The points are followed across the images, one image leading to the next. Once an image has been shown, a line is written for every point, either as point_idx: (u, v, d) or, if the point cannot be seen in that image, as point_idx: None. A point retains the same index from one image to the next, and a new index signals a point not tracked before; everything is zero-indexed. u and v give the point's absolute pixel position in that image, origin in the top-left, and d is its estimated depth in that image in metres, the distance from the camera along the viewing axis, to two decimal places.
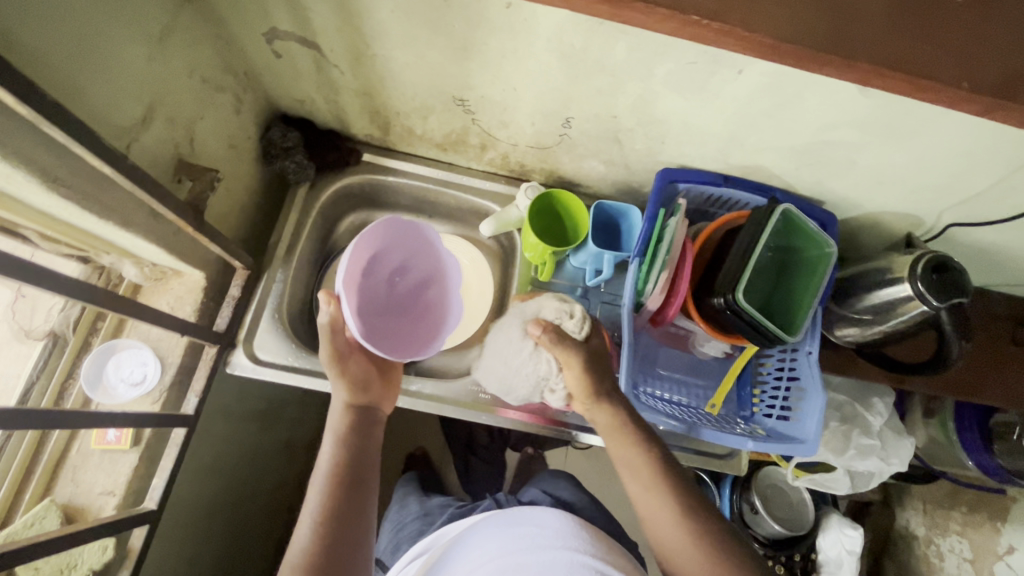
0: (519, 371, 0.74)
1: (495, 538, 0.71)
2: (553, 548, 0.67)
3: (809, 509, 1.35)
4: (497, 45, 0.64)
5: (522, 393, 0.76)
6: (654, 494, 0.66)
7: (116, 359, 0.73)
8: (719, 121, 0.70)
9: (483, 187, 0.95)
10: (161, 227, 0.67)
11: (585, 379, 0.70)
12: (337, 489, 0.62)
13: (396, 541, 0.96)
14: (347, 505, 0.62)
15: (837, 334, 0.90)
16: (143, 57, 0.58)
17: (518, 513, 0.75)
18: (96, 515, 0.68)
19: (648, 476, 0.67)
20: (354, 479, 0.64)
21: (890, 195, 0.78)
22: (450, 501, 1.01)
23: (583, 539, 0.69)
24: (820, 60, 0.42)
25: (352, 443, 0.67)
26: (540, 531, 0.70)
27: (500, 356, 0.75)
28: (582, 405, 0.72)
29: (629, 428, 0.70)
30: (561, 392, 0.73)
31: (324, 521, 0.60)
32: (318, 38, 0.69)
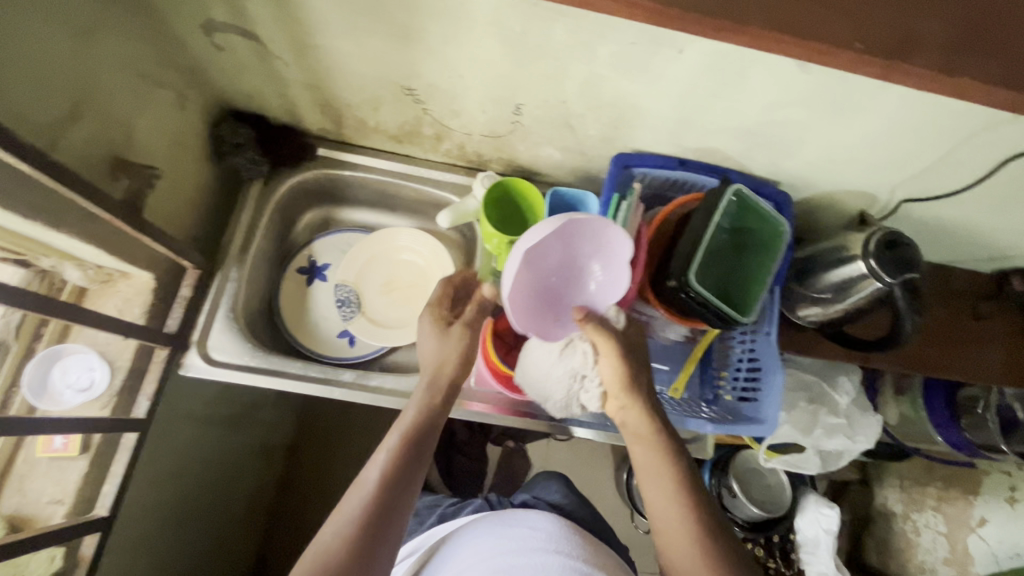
0: (552, 371, 0.73)
1: (489, 537, 0.71)
2: (544, 551, 0.68)
3: (786, 491, 1.36)
4: (437, 31, 0.63)
5: (556, 401, 0.74)
6: (670, 509, 0.63)
7: (62, 364, 0.71)
8: (668, 103, 0.69)
9: (442, 178, 0.94)
10: (99, 228, 0.65)
11: (621, 371, 0.67)
12: (387, 488, 0.59)
13: None
14: (389, 507, 0.59)
15: (801, 315, 0.90)
16: (67, 51, 0.55)
17: (509, 514, 0.75)
18: (44, 524, 0.66)
19: (669, 488, 0.64)
20: (405, 482, 0.61)
21: (843, 174, 0.78)
22: (438, 501, 1.00)
23: (572, 544, 0.70)
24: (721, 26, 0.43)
25: (415, 445, 0.64)
26: (534, 534, 0.71)
27: (534, 360, 0.75)
28: (616, 403, 0.70)
29: (660, 435, 0.67)
30: (595, 390, 0.71)
31: (363, 518, 0.57)
32: (257, 30, 0.67)
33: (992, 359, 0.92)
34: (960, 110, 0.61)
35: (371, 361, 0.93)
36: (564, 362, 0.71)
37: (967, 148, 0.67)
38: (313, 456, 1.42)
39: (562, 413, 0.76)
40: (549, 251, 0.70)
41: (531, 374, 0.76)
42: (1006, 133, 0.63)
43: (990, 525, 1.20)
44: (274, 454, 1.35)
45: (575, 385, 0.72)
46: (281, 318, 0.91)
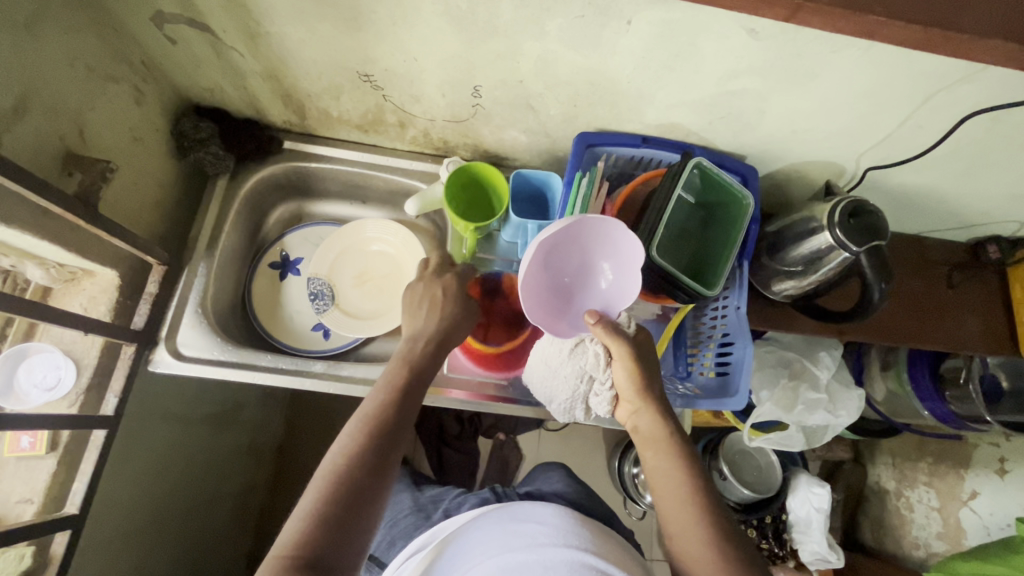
0: (561, 369, 0.74)
1: (495, 535, 0.67)
2: (553, 545, 0.62)
3: (776, 471, 1.36)
4: (384, 12, 0.62)
5: (562, 401, 0.76)
6: (685, 514, 0.61)
7: (27, 364, 0.71)
8: (624, 78, 0.69)
9: (411, 168, 0.94)
10: (56, 224, 0.65)
11: (637, 375, 0.68)
12: (383, 429, 0.59)
13: (390, 537, 0.93)
14: (385, 446, 0.58)
15: (775, 290, 0.89)
16: (8, 43, 0.55)
17: (517, 512, 0.70)
18: (14, 522, 0.66)
19: (684, 493, 0.62)
20: (400, 425, 0.61)
21: (807, 144, 0.78)
22: (445, 496, 1.00)
23: (583, 538, 0.65)
24: None
25: (408, 393, 0.64)
26: (543, 530, 0.65)
27: (544, 360, 0.76)
28: (628, 407, 0.70)
29: (673, 438, 0.66)
30: (605, 395, 0.72)
31: (361, 452, 0.56)
32: (207, 20, 0.67)
33: (969, 328, 0.91)
34: (913, 71, 0.61)
35: (346, 353, 0.93)
36: (573, 361, 0.72)
37: (925, 110, 0.66)
38: (304, 455, 1.42)
39: (566, 415, 0.78)
40: (566, 248, 0.72)
41: (540, 374, 0.78)
42: (961, 93, 0.63)
43: (981, 497, 1.21)
44: (263, 454, 1.35)
45: (585, 387, 0.73)
46: (254, 313, 0.91)
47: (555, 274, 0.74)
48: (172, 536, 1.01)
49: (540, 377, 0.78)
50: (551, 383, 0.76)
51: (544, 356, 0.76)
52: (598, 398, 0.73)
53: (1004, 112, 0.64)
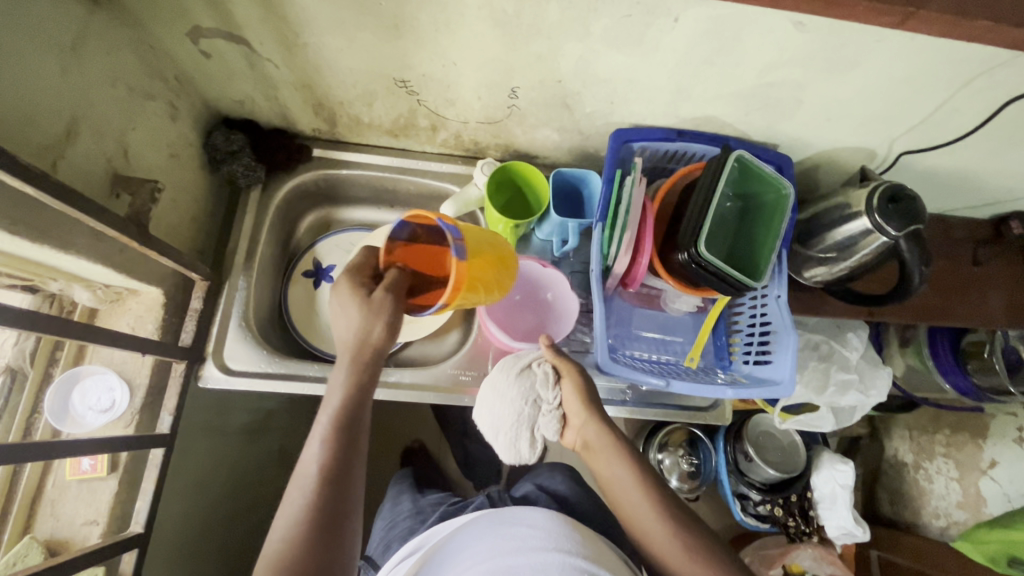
0: (507, 395, 0.75)
1: (487, 540, 0.68)
2: (545, 549, 0.64)
3: (801, 450, 1.39)
4: (428, 18, 0.62)
5: (507, 429, 0.75)
6: (647, 518, 0.63)
7: (80, 387, 0.71)
8: (664, 74, 0.69)
9: (441, 170, 0.94)
10: (107, 247, 0.64)
11: (584, 392, 0.72)
12: (320, 482, 0.53)
13: (386, 540, 0.97)
14: (326, 504, 0.52)
15: (807, 276, 0.91)
16: (56, 68, 0.55)
17: (509, 514, 0.72)
18: (82, 545, 0.67)
19: (640, 497, 0.64)
20: (338, 474, 0.54)
21: (842, 131, 0.78)
22: (444, 499, 1.01)
23: (573, 541, 0.67)
24: None
25: (344, 430, 0.56)
26: (533, 533, 0.67)
27: (489, 394, 0.78)
28: (575, 424, 0.72)
29: (622, 444, 0.68)
30: (551, 416, 0.74)
31: (303, 521, 0.51)
32: (245, 33, 0.66)
33: (996, 303, 0.93)
34: (958, 56, 0.61)
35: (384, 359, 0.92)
36: (519, 385, 0.75)
37: (963, 95, 0.67)
38: None
39: (512, 448, 0.76)
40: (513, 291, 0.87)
41: (488, 411, 0.78)
42: (1001, 77, 0.64)
43: (1000, 466, 1.24)
44: None
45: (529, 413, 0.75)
46: (293, 322, 0.91)
47: (508, 310, 0.86)
48: (217, 548, 1.01)
49: (487, 414, 0.78)
50: (496, 415, 0.77)
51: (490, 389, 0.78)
52: (543, 424, 0.74)
53: None
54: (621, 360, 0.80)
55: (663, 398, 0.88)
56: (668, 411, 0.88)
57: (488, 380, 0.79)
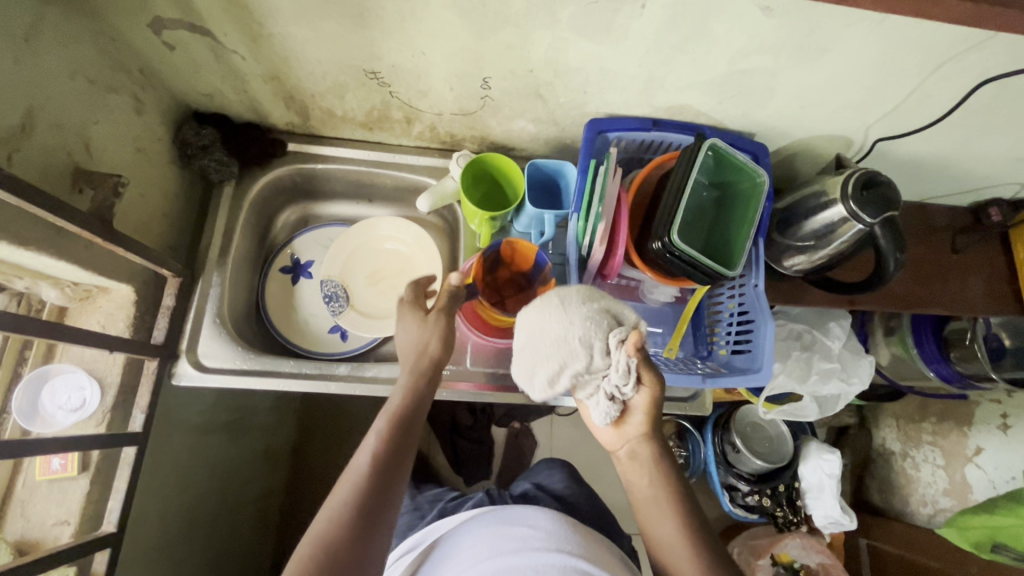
0: (569, 346, 0.59)
1: (489, 538, 0.68)
2: (546, 550, 0.63)
3: (787, 441, 1.39)
4: (392, 7, 0.61)
5: (543, 366, 0.61)
6: (670, 533, 0.64)
7: (50, 386, 0.70)
8: (635, 62, 0.69)
9: (417, 162, 0.93)
10: (71, 243, 0.63)
11: (652, 408, 0.64)
12: (373, 480, 0.57)
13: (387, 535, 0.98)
14: (379, 487, 0.57)
15: (786, 265, 0.90)
16: (9, 60, 0.53)
17: (510, 514, 0.71)
18: (53, 545, 0.66)
19: (665, 515, 0.64)
20: (393, 464, 0.59)
21: (817, 118, 0.78)
22: (442, 495, 1.01)
23: (575, 543, 0.66)
24: None
25: (401, 427, 0.62)
26: (533, 533, 0.66)
27: (557, 345, 0.59)
28: (628, 429, 0.66)
29: (665, 468, 0.67)
30: (603, 396, 0.62)
31: (357, 498, 0.56)
32: (208, 24, 0.65)
33: (976, 290, 0.93)
34: (927, 39, 0.61)
35: (363, 354, 0.92)
36: (586, 349, 0.58)
37: (934, 80, 0.67)
38: (318, 456, 1.41)
39: (529, 373, 0.63)
40: None
41: (528, 344, 0.62)
42: (971, 60, 0.63)
43: (986, 453, 1.24)
44: (279, 458, 1.35)
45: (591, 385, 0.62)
46: (269, 318, 0.90)
47: None
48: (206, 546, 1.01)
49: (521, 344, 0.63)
50: (544, 358, 0.61)
51: (538, 333, 0.61)
52: (596, 398, 0.63)
53: (1011, 78, 0.66)
54: None
55: None
56: None
57: (548, 313, 0.60)
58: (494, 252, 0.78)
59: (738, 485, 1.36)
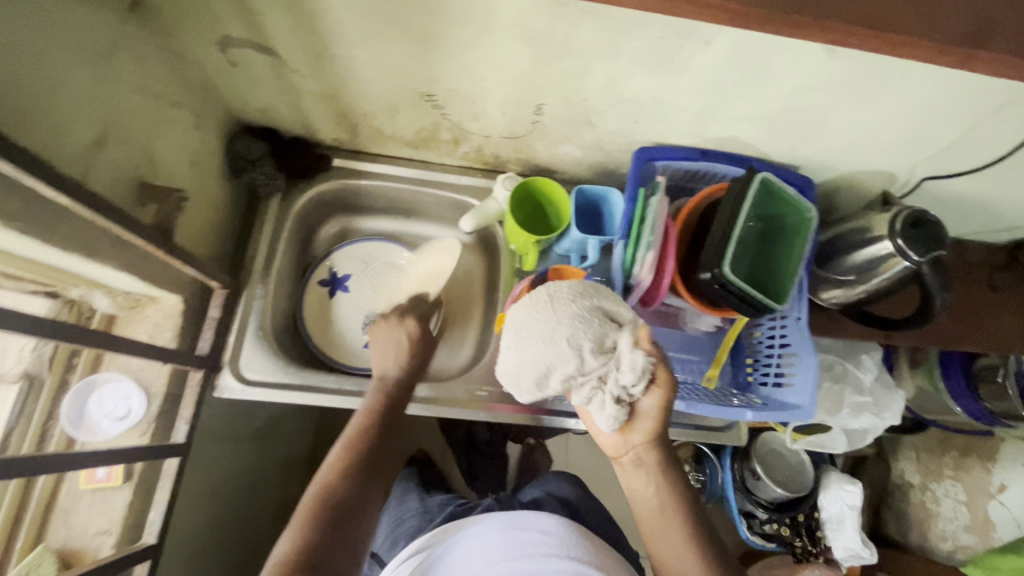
0: (558, 342, 0.60)
1: (495, 539, 0.68)
2: (554, 557, 0.65)
3: (809, 470, 1.37)
4: (459, 35, 0.62)
5: (537, 370, 0.63)
6: (679, 550, 0.63)
7: (97, 394, 0.70)
8: (691, 95, 0.69)
9: (460, 182, 0.94)
10: (131, 255, 0.64)
11: (659, 416, 0.65)
12: (320, 518, 0.60)
13: (393, 536, 0.96)
14: (336, 515, 0.61)
15: (822, 297, 0.90)
16: (89, 75, 0.54)
17: (517, 515, 0.70)
18: (94, 556, 0.66)
19: (675, 532, 0.64)
20: (352, 495, 0.64)
21: (864, 155, 0.78)
22: (451, 498, 0.99)
23: (582, 549, 0.67)
24: (789, 21, 0.42)
25: (352, 466, 0.67)
26: (544, 538, 0.67)
27: (551, 344, 0.61)
28: (634, 435, 0.66)
29: (668, 476, 0.67)
30: (606, 399, 0.61)
31: (322, 526, 0.60)
32: (273, 44, 0.66)
33: (1011, 328, 0.93)
34: (988, 86, 0.61)
35: None
36: (573, 342, 0.60)
37: (987, 123, 0.67)
38: None
39: (516, 373, 0.65)
40: None
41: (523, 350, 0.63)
42: None
43: (1010, 490, 1.21)
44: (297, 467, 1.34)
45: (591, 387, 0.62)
46: (306, 331, 0.90)
47: None
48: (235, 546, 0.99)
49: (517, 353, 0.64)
50: (534, 359, 0.62)
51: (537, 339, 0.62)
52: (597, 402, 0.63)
53: None
54: None
55: (679, 417, 0.88)
56: (683, 430, 0.88)
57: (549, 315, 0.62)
58: (540, 276, 0.80)
59: (758, 512, 1.35)
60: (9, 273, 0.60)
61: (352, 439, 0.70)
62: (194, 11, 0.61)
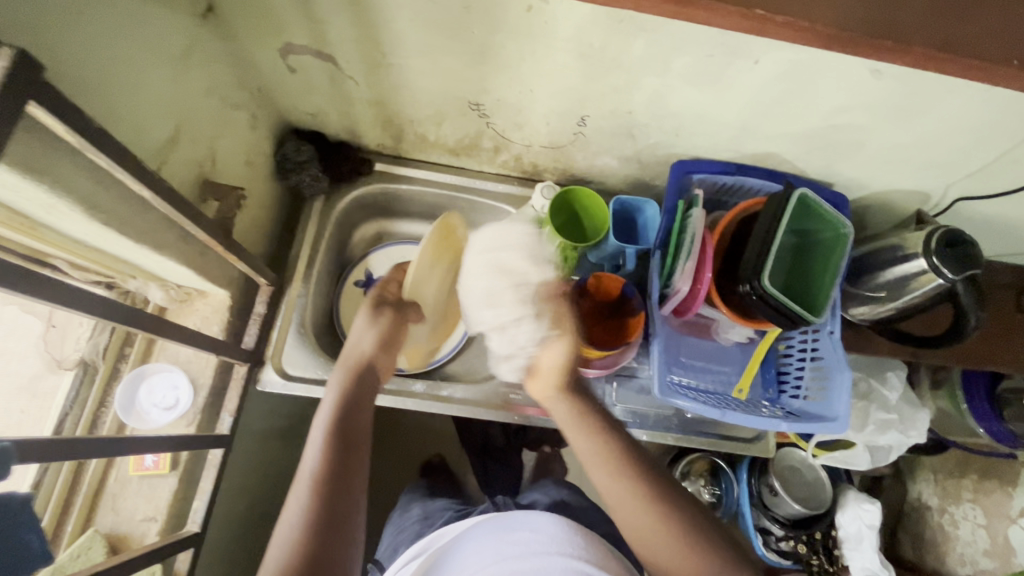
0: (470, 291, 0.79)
1: (491, 543, 0.70)
2: (548, 554, 0.66)
3: (827, 487, 1.32)
4: (514, 48, 0.65)
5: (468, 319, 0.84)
6: (656, 531, 0.60)
7: (148, 383, 0.73)
8: (734, 111, 0.71)
9: (497, 190, 0.96)
10: (191, 249, 0.66)
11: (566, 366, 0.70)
12: (319, 494, 0.57)
13: (394, 543, 0.94)
14: (335, 484, 0.58)
15: (850, 313, 0.92)
16: (168, 77, 0.57)
17: (511, 519, 0.72)
18: (140, 542, 0.68)
19: (625, 488, 0.63)
20: (343, 463, 0.60)
21: (900, 174, 0.80)
22: (450, 504, 0.97)
23: (579, 546, 0.68)
24: (876, 44, 0.41)
25: (338, 435, 0.63)
26: (535, 537, 0.69)
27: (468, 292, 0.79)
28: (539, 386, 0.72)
29: (615, 446, 0.66)
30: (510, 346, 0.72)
31: (318, 496, 0.57)
32: (333, 51, 0.69)
33: None
34: None
35: (430, 372, 0.93)
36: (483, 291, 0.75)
37: None
38: None
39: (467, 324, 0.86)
40: None
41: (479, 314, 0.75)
42: None
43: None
44: None
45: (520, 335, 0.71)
46: (343, 330, 0.91)
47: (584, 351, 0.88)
48: (259, 542, 1.00)
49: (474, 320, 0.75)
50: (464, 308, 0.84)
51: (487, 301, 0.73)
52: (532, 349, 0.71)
53: None
54: (676, 388, 0.80)
55: (708, 427, 0.88)
56: (710, 439, 0.88)
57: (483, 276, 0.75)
58: (580, 284, 0.83)
59: (774, 528, 1.31)
60: (77, 262, 0.63)
61: (335, 412, 0.65)
62: (263, 19, 0.64)
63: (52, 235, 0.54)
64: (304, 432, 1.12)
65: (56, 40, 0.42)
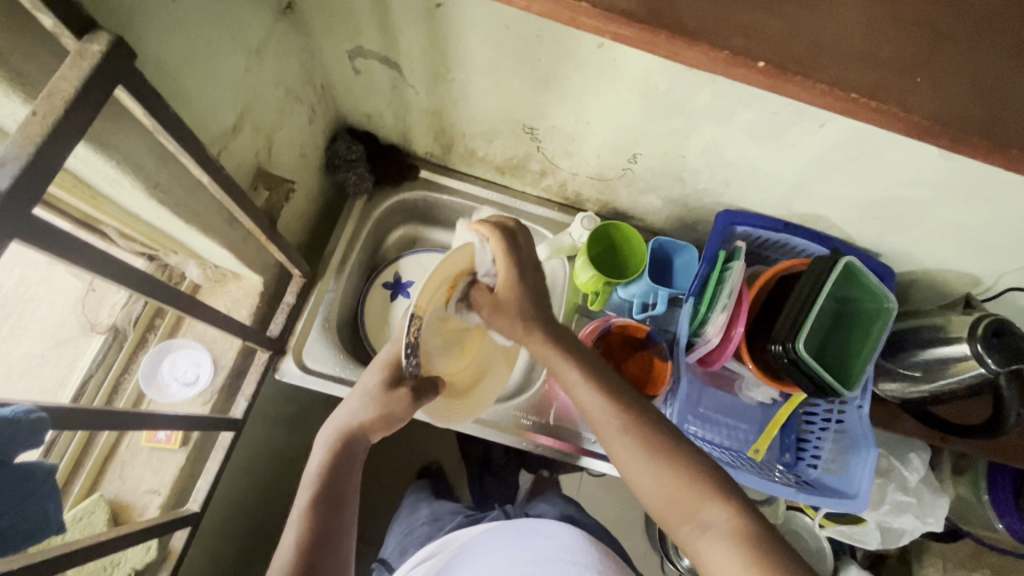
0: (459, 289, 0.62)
1: (505, 549, 0.73)
2: (560, 561, 0.69)
3: (829, 559, 1.12)
4: (579, 80, 0.65)
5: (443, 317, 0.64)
6: (648, 464, 0.56)
7: (172, 357, 0.75)
8: (790, 169, 0.70)
9: (536, 212, 0.95)
10: (235, 234, 0.67)
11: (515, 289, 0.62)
12: (311, 517, 0.58)
13: (404, 544, 0.90)
14: (327, 506, 0.59)
15: (880, 388, 0.88)
16: (242, 67, 0.59)
17: (525, 527, 0.76)
18: (141, 513, 0.69)
19: (616, 419, 0.58)
20: (336, 494, 0.60)
21: (953, 255, 0.77)
22: (461, 508, 0.94)
23: (591, 557, 0.70)
24: (967, 143, 0.39)
25: (342, 454, 0.62)
26: (550, 544, 0.72)
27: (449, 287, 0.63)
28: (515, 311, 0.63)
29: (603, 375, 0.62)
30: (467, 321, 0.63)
31: (309, 525, 0.58)
32: (400, 59, 0.70)
33: None
34: None
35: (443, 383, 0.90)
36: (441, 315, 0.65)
37: None
38: None
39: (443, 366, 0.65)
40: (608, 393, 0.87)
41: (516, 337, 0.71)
42: None
43: None
44: None
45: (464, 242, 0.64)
46: (365, 330, 0.90)
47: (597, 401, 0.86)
48: (250, 526, 0.99)
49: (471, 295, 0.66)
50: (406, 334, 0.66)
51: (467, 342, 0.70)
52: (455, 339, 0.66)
53: None
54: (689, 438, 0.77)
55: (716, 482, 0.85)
56: None
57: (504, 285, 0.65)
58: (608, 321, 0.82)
59: None
60: (126, 233, 0.64)
61: (341, 432, 0.63)
62: (338, 19, 0.65)
63: (110, 206, 0.56)
64: (308, 421, 1.11)
65: (147, 28, 0.45)
